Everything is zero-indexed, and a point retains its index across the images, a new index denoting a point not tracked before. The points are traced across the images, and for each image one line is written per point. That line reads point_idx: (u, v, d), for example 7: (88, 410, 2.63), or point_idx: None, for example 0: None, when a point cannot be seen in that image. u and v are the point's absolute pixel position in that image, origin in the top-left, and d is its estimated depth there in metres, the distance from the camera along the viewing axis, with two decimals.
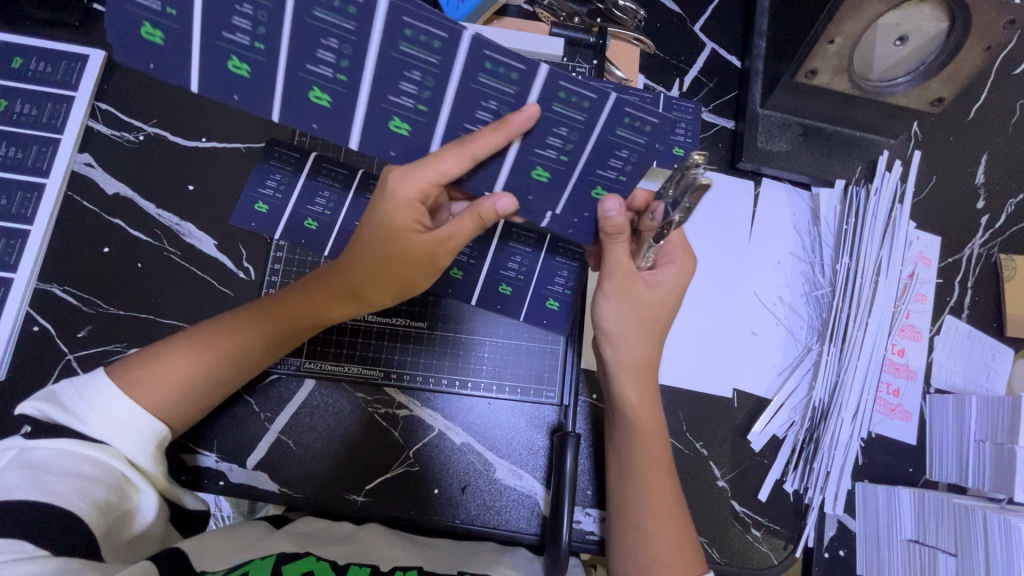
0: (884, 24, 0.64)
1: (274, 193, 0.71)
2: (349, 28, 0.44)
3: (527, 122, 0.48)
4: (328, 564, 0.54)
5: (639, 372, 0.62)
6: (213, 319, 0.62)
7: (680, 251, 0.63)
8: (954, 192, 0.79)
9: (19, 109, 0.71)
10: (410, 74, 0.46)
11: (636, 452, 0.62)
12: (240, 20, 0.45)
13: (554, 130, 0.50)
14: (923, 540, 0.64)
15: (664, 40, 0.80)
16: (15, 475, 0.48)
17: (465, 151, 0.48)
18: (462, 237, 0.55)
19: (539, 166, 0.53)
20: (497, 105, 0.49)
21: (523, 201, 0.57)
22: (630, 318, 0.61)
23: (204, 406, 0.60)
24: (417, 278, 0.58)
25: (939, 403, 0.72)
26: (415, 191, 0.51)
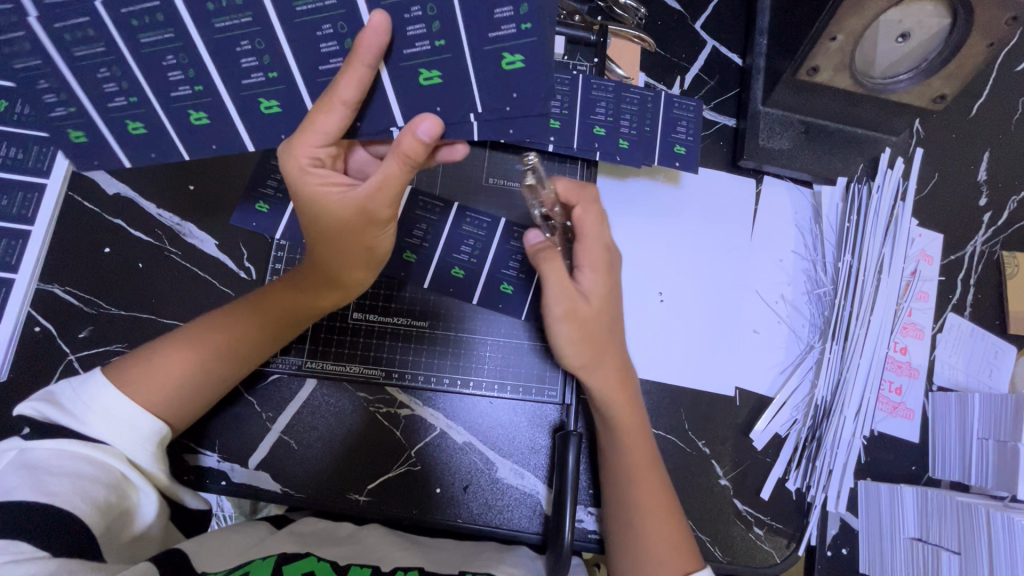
0: (885, 21, 0.64)
1: (275, 193, 0.72)
2: (249, 23, 0.46)
3: (377, 38, 0.45)
4: (329, 564, 0.54)
5: (605, 362, 0.64)
6: (204, 317, 0.62)
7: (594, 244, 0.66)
8: (957, 190, 0.79)
9: (19, 110, 0.71)
10: (322, 29, 0.47)
11: (624, 451, 0.63)
12: (174, 72, 0.49)
13: (497, 2, 0.45)
14: (926, 538, 0.64)
15: (665, 38, 0.80)
16: (15, 475, 0.48)
17: (331, 99, 0.47)
18: (395, 180, 0.51)
19: (504, 47, 0.47)
20: (423, 8, 0.45)
21: (508, 100, 0.50)
22: (575, 331, 0.63)
23: (204, 402, 0.61)
24: (360, 237, 0.56)
25: (942, 401, 0.72)
26: (305, 155, 0.50)
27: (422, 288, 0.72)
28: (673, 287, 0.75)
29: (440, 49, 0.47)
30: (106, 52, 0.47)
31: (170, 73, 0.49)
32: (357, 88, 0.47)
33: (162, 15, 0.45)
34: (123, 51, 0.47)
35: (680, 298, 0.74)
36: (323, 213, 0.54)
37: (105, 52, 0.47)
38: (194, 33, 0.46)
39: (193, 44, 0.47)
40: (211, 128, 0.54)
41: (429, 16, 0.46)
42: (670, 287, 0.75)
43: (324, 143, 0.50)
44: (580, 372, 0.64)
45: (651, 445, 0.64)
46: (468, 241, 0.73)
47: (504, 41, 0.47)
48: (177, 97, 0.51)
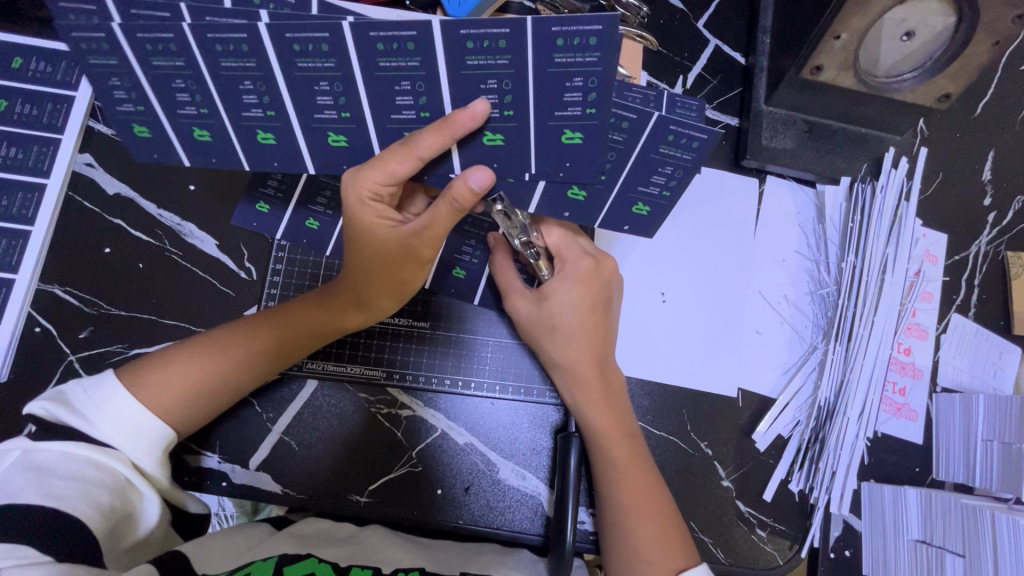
0: (889, 19, 0.63)
1: (275, 193, 0.71)
2: (330, 68, 0.43)
3: (472, 122, 0.45)
4: (329, 566, 0.53)
5: (577, 371, 0.65)
6: (228, 324, 0.63)
7: (578, 259, 0.66)
8: (962, 190, 0.78)
9: (20, 109, 0.71)
10: (401, 85, 0.45)
11: (603, 451, 0.63)
12: (249, 97, 0.47)
13: (570, 79, 0.43)
14: (930, 541, 0.63)
15: (668, 36, 0.79)
16: (22, 476, 0.48)
17: (408, 151, 0.47)
18: (443, 224, 0.53)
19: (640, 201, 0.59)
20: (499, 82, 0.44)
21: (562, 168, 0.51)
22: (541, 335, 0.66)
23: (222, 408, 0.61)
24: (403, 273, 0.58)
25: (946, 402, 0.71)
26: (366, 189, 0.50)
27: (423, 289, 0.72)
28: (675, 287, 0.74)
29: (509, 118, 0.46)
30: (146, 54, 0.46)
31: (245, 98, 0.47)
32: (438, 150, 0.47)
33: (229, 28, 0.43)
34: (200, 68, 0.45)
35: (681, 298, 0.74)
36: (371, 241, 0.55)
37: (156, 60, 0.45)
38: (274, 68, 0.44)
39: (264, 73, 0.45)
40: (273, 148, 0.53)
41: (503, 88, 0.44)
42: (672, 287, 0.74)
43: (387, 184, 0.50)
44: (556, 372, 0.67)
45: (636, 445, 0.64)
46: (470, 241, 0.72)
47: (566, 121, 0.46)
48: (247, 118, 0.49)
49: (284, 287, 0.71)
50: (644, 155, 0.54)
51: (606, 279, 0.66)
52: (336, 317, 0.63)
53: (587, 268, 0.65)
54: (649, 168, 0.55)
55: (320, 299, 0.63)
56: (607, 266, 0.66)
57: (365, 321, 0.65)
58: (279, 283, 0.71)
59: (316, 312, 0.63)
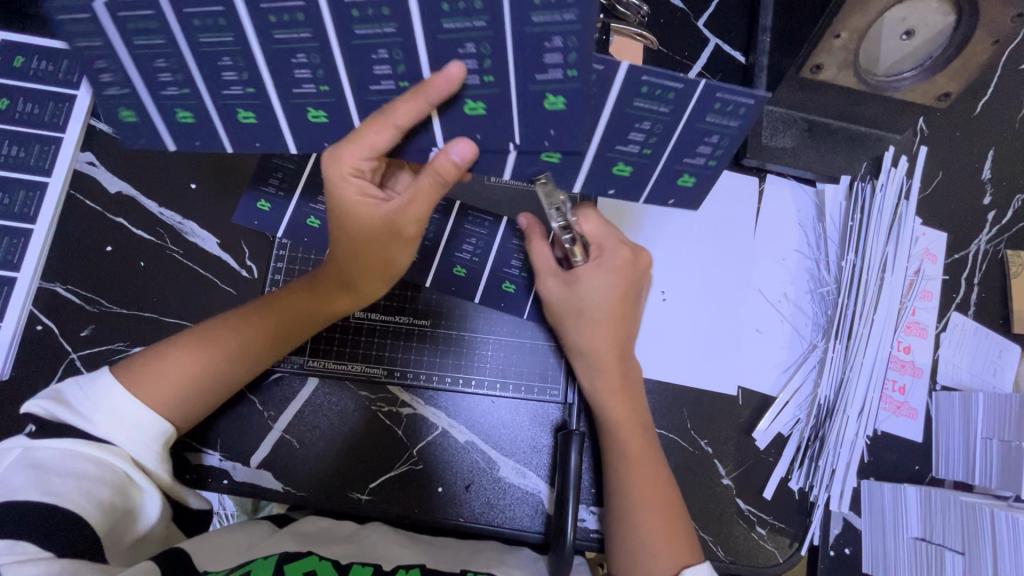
0: (889, 19, 0.64)
1: (276, 191, 0.72)
2: (307, 38, 0.44)
3: (446, 88, 0.45)
4: (330, 564, 0.54)
5: (600, 358, 0.65)
6: (220, 316, 0.63)
7: (614, 250, 0.66)
8: (962, 189, 0.78)
9: (21, 108, 0.71)
10: (378, 53, 0.45)
11: (621, 440, 0.64)
12: (227, 73, 0.47)
13: (549, 40, 0.42)
14: (929, 538, 0.64)
15: (667, 35, 0.80)
16: (21, 474, 0.48)
17: (387, 121, 0.47)
18: (425, 200, 0.53)
19: (685, 172, 0.57)
20: (476, 45, 0.43)
21: (545, 137, 0.50)
22: (569, 318, 0.66)
23: (218, 400, 0.61)
24: (388, 252, 0.58)
25: (946, 400, 0.72)
26: (347, 164, 0.50)
27: (424, 287, 0.72)
28: (675, 286, 0.74)
29: (488, 84, 0.46)
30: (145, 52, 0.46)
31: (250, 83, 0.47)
32: (415, 118, 0.47)
33: (225, 19, 0.43)
34: (178, 42, 0.45)
35: (680, 297, 0.74)
36: (354, 222, 0.55)
37: (159, 50, 0.45)
38: (251, 40, 0.44)
39: (249, 51, 0.45)
40: (252, 129, 0.53)
41: (481, 53, 0.44)
42: (672, 286, 0.74)
43: (367, 157, 0.50)
44: (579, 356, 0.67)
45: (649, 439, 0.65)
46: (471, 238, 0.73)
47: (546, 83, 0.45)
48: (228, 95, 0.49)
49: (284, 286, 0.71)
50: (689, 124, 0.52)
51: (641, 271, 0.67)
52: (326, 302, 0.63)
53: (623, 258, 0.65)
54: (693, 137, 0.53)
55: (307, 283, 0.63)
56: (643, 260, 0.67)
57: (353, 305, 0.64)
58: (280, 280, 0.71)
59: (307, 298, 0.63)
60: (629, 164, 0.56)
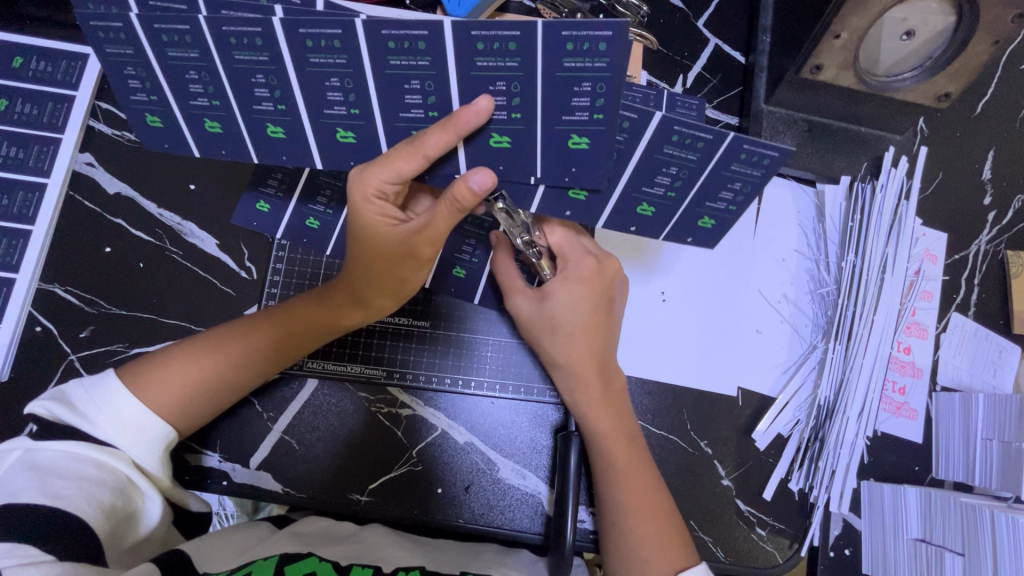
0: (890, 19, 0.63)
1: (275, 192, 0.70)
2: (342, 64, 0.43)
3: (476, 119, 0.45)
4: (330, 566, 0.54)
5: (577, 371, 0.65)
6: (227, 324, 0.63)
7: (579, 260, 0.65)
8: (962, 189, 0.78)
9: (20, 109, 0.71)
10: (411, 84, 0.45)
11: (603, 452, 0.63)
12: (261, 89, 0.47)
13: (578, 84, 0.42)
14: (929, 539, 0.64)
15: (667, 36, 0.79)
16: (23, 476, 0.48)
17: (416, 149, 0.47)
18: (444, 225, 0.53)
19: (707, 216, 0.57)
20: (507, 84, 0.43)
21: (567, 173, 0.50)
22: (540, 335, 0.66)
23: (222, 406, 0.61)
24: (403, 271, 0.58)
25: (945, 401, 0.71)
26: (371, 187, 0.50)
27: (423, 287, 0.72)
28: (675, 286, 0.74)
29: (515, 121, 0.46)
30: (145, 55, 0.46)
31: (257, 91, 0.47)
32: (444, 148, 0.47)
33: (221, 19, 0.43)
34: (214, 58, 0.45)
35: (679, 296, 0.74)
36: (371, 240, 0.55)
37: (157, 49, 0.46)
38: (288, 62, 0.44)
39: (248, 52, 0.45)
40: (283, 142, 0.52)
41: (511, 91, 0.44)
42: (672, 287, 0.74)
43: (393, 182, 0.50)
44: (555, 372, 0.67)
45: (636, 445, 0.65)
46: (470, 241, 0.72)
47: (575, 126, 0.45)
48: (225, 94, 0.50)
49: (284, 286, 0.71)
50: (714, 173, 0.52)
51: (608, 278, 0.66)
52: (333, 314, 0.63)
53: (588, 268, 0.65)
54: (717, 184, 0.53)
55: (318, 296, 0.63)
56: (609, 266, 0.66)
57: (364, 319, 0.64)
58: (280, 283, 0.71)
59: (315, 310, 0.63)
60: (654, 206, 0.57)
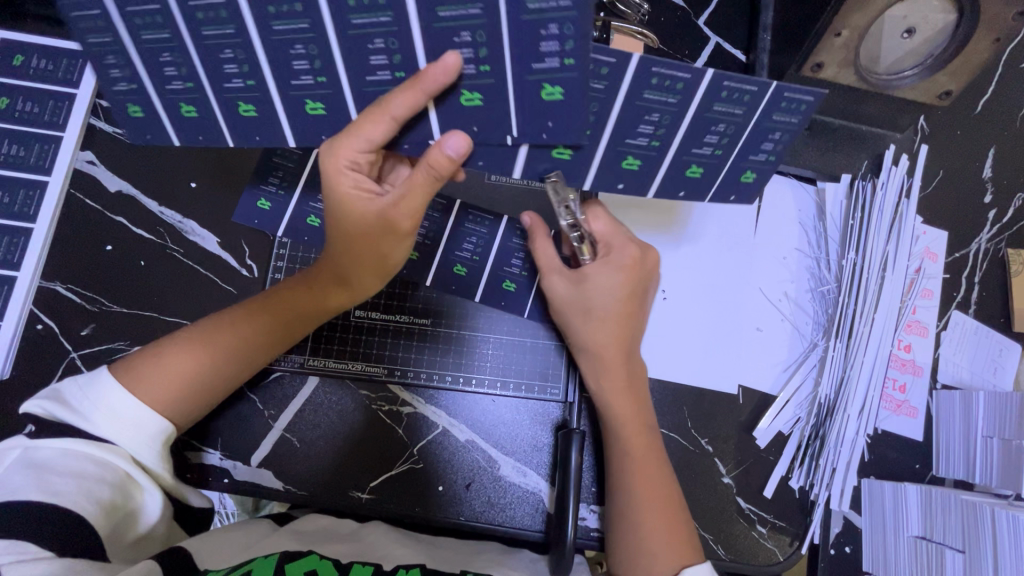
0: (890, 18, 0.64)
1: (276, 190, 0.71)
2: (306, 28, 0.44)
3: (443, 77, 0.45)
4: (331, 564, 0.54)
5: (606, 356, 0.65)
6: (218, 315, 0.63)
7: (622, 248, 0.66)
8: (962, 187, 0.78)
9: (20, 107, 0.71)
10: (374, 44, 0.45)
11: (625, 439, 0.64)
12: (229, 65, 0.48)
13: (545, 28, 0.41)
14: (930, 537, 0.64)
15: (668, 34, 0.79)
16: (21, 475, 0.48)
17: (383, 113, 0.47)
18: (420, 194, 0.52)
19: (748, 169, 0.57)
20: (472, 33, 0.43)
21: (544, 128, 0.49)
22: (573, 316, 0.66)
23: (218, 397, 0.62)
24: (382, 247, 0.57)
25: (946, 399, 0.72)
26: (342, 157, 0.50)
27: (424, 285, 0.72)
28: (675, 284, 0.74)
29: (485, 74, 0.46)
30: None
31: (256, 82, 0.47)
32: (412, 109, 0.46)
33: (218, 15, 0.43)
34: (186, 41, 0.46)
35: (680, 295, 0.74)
36: (349, 216, 0.55)
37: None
38: (251, 31, 0.45)
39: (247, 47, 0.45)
40: (255, 121, 0.52)
41: (477, 41, 0.43)
42: (673, 285, 0.74)
43: (363, 150, 0.50)
44: (582, 354, 0.67)
45: (653, 436, 0.65)
46: (472, 236, 0.73)
47: (544, 73, 0.44)
48: (227, 89, 0.50)
49: None
50: (757, 125, 0.53)
51: (648, 269, 0.66)
52: (323, 299, 0.63)
53: (631, 257, 0.65)
54: (758, 136, 0.54)
55: (304, 278, 0.63)
56: (649, 259, 0.67)
57: (352, 300, 0.64)
58: (280, 281, 0.71)
59: (306, 297, 0.63)
60: (703, 166, 0.57)
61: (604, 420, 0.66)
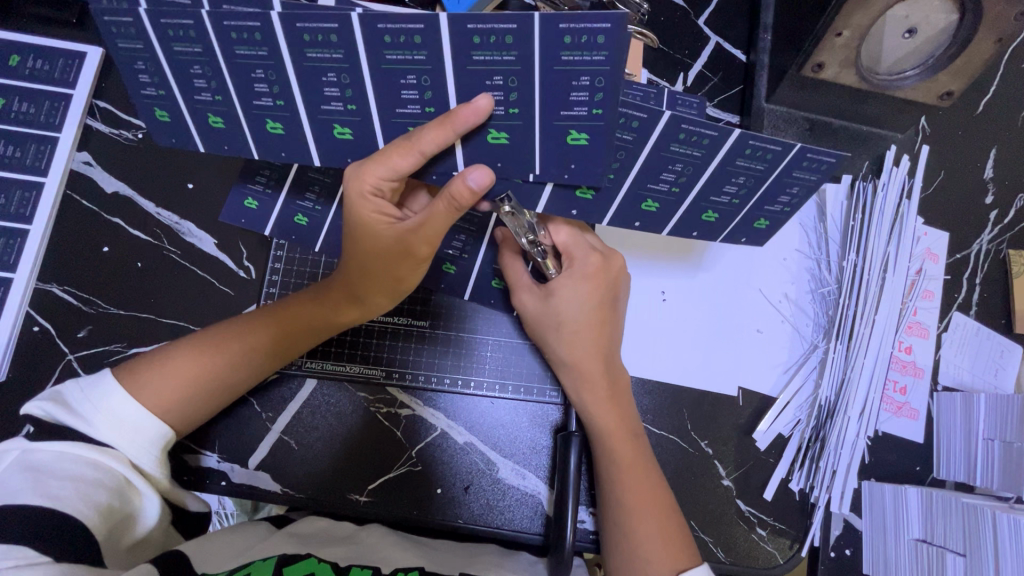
0: (892, 17, 0.63)
1: (263, 189, 0.69)
2: (339, 59, 0.43)
3: (476, 117, 0.44)
4: (329, 566, 0.53)
5: (581, 368, 0.65)
6: (223, 323, 0.62)
7: (586, 258, 0.66)
8: (963, 187, 0.78)
9: (16, 108, 0.71)
10: (407, 79, 0.44)
11: (606, 451, 0.63)
12: (260, 85, 0.46)
13: (576, 78, 0.42)
14: (931, 540, 0.63)
15: (668, 34, 0.79)
16: (19, 477, 0.48)
17: (413, 146, 0.47)
18: (440, 222, 0.53)
19: (763, 217, 0.59)
20: (504, 78, 0.43)
21: (567, 170, 0.49)
22: (546, 331, 0.66)
23: (218, 406, 0.61)
24: (399, 269, 0.58)
25: (947, 400, 0.71)
26: (368, 183, 0.50)
27: (420, 286, 0.71)
28: (674, 285, 0.74)
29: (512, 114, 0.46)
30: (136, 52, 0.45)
31: (253, 85, 0.46)
32: (442, 145, 0.46)
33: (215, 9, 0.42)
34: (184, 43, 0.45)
35: (679, 296, 0.74)
36: (367, 236, 0.55)
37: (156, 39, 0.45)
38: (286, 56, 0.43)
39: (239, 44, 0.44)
40: (282, 139, 0.52)
41: (509, 85, 0.43)
42: (673, 287, 0.74)
43: (389, 179, 0.50)
44: (560, 370, 0.67)
45: (641, 445, 0.64)
46: (460, 236, 0.70)
47: (572, 121, 0.45)
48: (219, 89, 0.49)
49: (283, 286, 0.71)
50: (777, 179, 0.53)
51: (614, 275, 0.66)
52: (330, 311, 0.62)
53: (594, 264, 0.65)
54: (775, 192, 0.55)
55: (315, 293, 0.62)
56: (615, 264, 0.67)
57: (362, 316, 0.64)
58: (279, 282, 0.71)
59: (312, 308, 0.62)
60: (719, 212, 0.58)
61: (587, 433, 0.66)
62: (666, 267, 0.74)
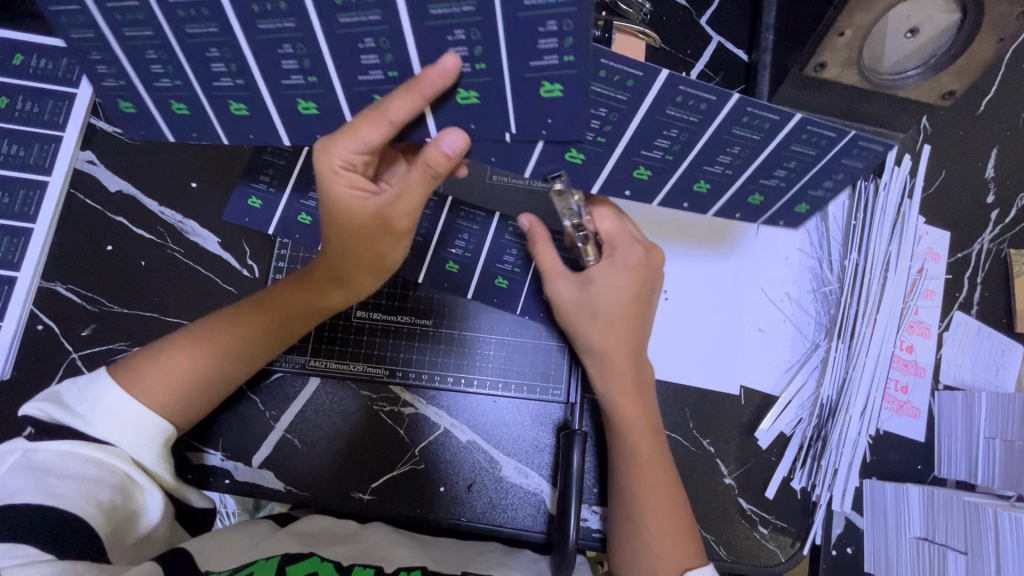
0: (894, 16, 0.64)
1: (267, 188, 0.71)
2: (291, 28, 0.43)
3: (443, 80, 0.44)
4: (332, 565, 0.54)
5: (613, 360, 0.64)
6: (209, 316, 0.62)
7: (626, 251, 0.65)
8: (965, 187, 0.78)
9: (20, 107, 0.71)
10: (364, 44, 0.44)
11: (632, 445, 0.63)
12: (217, 65, 0.47)
13: (544, 24, 0.40)
14: (932, 538, 0.64)
15: (671, 34, 0.79)
16: (20, 476, 0.48)
17: (381, 114, 0.46)
18: (416, 192, 0.51)
19: (757, 192, 0.59)
20: (465, 32, 0.42)
21: (543, 126, 0.49)
22: (579, 319, 0.65)
23: (217, 399, 0.61)
24: (377, 246, 0.55)
25: (948, 399, 0.71)
26: (338, 158, 0.48)
27: (424, 285, 0.72)
28: (678, 284, 0.74)
29: None
30: None
31: None
32: (410, 113, 0.46)
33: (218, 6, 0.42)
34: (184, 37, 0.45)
35: (681, 295, 0.74)
36: (341, 216, 0.52)
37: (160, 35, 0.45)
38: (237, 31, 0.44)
39: (237, 42, 0.45)
40: (246, 120, 0.53)
41: (471, 39, 0.42)
42: (675, 285, 0.74)
43: (360, 152, 0.48)
44: (589, 359, 0.66)
45: (660, 441, 0.64)
46: (462, 235, 0.72)
47: (544, 71, 0.44)
48: (221, 86, 0.49)
49: None
50: (775, 149, 0.53)
51: (653, 269, 0.66)
52: (315, 295, 0.61)
53: (637, 257, 0.65)
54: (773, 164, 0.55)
55: (297, 279, 0.62)
56: (655, 259, 0.67)
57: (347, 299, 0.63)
58: None
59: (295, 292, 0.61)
60: (710, 182, 0.59)
61: (610, 425, 0.65)
62: (671, 266, 0.74)
